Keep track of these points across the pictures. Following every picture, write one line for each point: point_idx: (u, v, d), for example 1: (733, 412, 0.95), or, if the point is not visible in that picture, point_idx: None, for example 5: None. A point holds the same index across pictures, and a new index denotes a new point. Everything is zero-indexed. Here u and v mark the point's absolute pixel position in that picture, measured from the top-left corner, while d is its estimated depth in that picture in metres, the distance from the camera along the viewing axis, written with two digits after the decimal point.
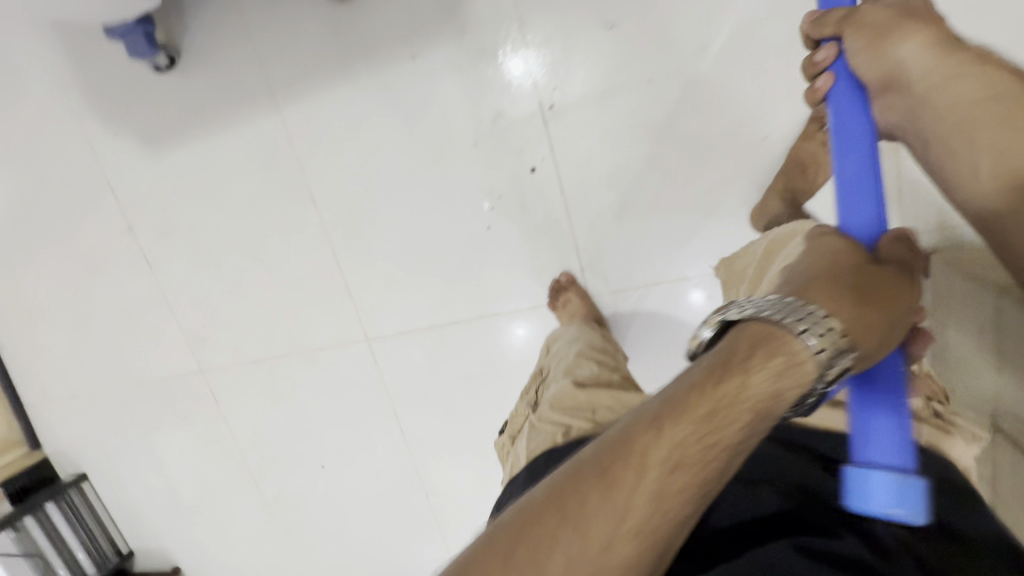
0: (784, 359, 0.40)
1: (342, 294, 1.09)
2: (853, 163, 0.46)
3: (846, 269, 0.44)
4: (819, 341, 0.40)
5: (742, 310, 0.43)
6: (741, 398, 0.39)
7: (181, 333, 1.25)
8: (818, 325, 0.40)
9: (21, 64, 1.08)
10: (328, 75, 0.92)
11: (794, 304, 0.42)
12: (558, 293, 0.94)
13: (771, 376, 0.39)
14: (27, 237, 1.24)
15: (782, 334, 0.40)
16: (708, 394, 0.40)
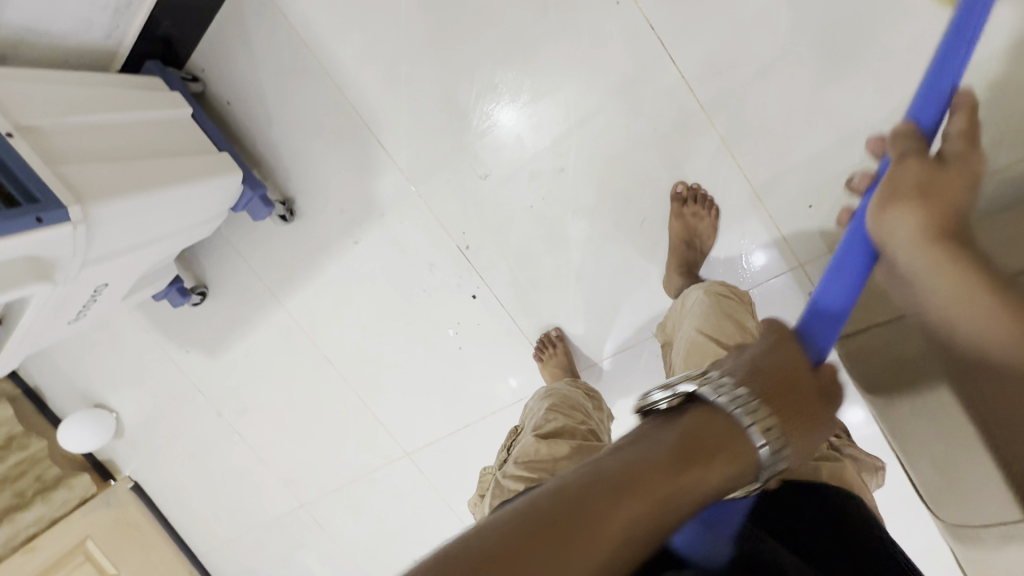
0: (731, 448, 0.43)
1: (375, 425, 1.31)
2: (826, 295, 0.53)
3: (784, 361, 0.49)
4: (763, 440, 0.44)
5: (714, 391, 0.46)
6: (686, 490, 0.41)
7: (277, 480, 1.54)
8: (771, 436, 0.44)
9: (122, 319, 1.45)
10: (305, 273, 1.17)
11: (750, 401, 0.44)
12: (543, 348, 1.02)
13: (716, 479, 0.42)
14: (155, 431, 1.62)
15: (726, 424, 0.44)
16: (669, 478, 0.40)
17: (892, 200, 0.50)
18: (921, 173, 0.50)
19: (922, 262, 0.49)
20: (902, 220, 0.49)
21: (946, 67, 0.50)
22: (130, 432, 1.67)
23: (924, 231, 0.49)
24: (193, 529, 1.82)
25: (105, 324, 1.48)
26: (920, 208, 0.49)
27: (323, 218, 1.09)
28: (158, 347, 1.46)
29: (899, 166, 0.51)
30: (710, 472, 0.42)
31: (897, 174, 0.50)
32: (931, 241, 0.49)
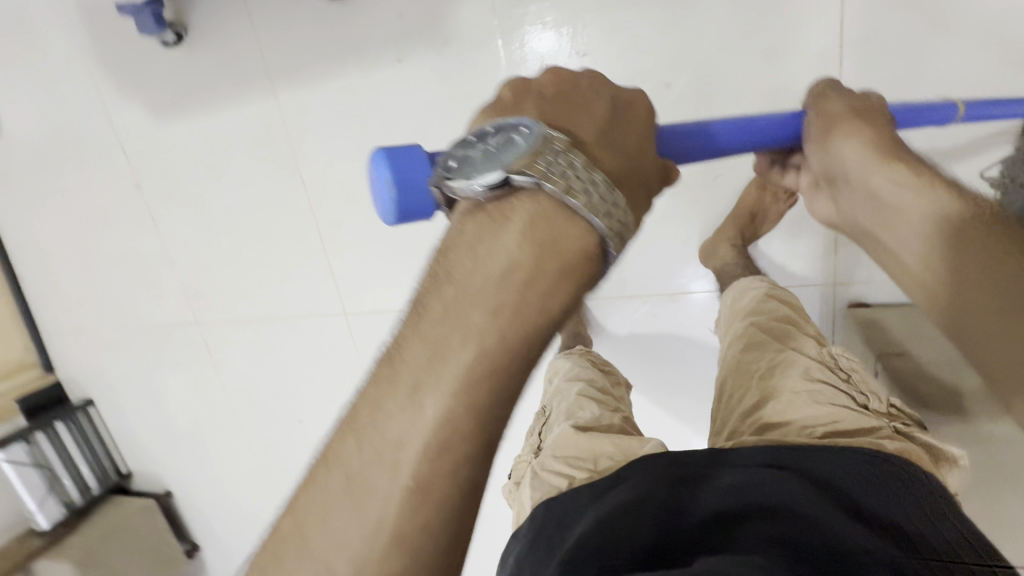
0: (549, 227, 0.46)
1: (323, 270, 1.17)
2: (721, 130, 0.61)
3: (589, 99, 0.52)
4: (581, 201, 0.46)
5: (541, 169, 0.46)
6: (531, 272, 0.45)
7: (178, 287, 1.35)
8: (594, 189, 0.46)
9: (57, 23, 1.15)
10: (321, 68, 0.98)
11: (580, 170, 0.46)
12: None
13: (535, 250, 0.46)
14: (44, 176, 1.34)
15: (552, 201, 0.46)
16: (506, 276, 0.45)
17: (841, 123, 0.62)
18: (858, 101, 0.64)
19: (882, 181, 0.60)
20: (847, 141, 0.61)
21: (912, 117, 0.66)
22: (8, 163, 1.36)
23: (868, 150, 0.60)
24: (46, 304, 1.55)
25: (31, 20, 1.17)
26: (868, 136, 0.61)
27: (375, 15, 0.91)
28: (87, 77, 1.18)
29: (834, 99, 0.64)
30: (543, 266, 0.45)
31: (830, 103, 0.63)
32: (889, 171, 0.60)
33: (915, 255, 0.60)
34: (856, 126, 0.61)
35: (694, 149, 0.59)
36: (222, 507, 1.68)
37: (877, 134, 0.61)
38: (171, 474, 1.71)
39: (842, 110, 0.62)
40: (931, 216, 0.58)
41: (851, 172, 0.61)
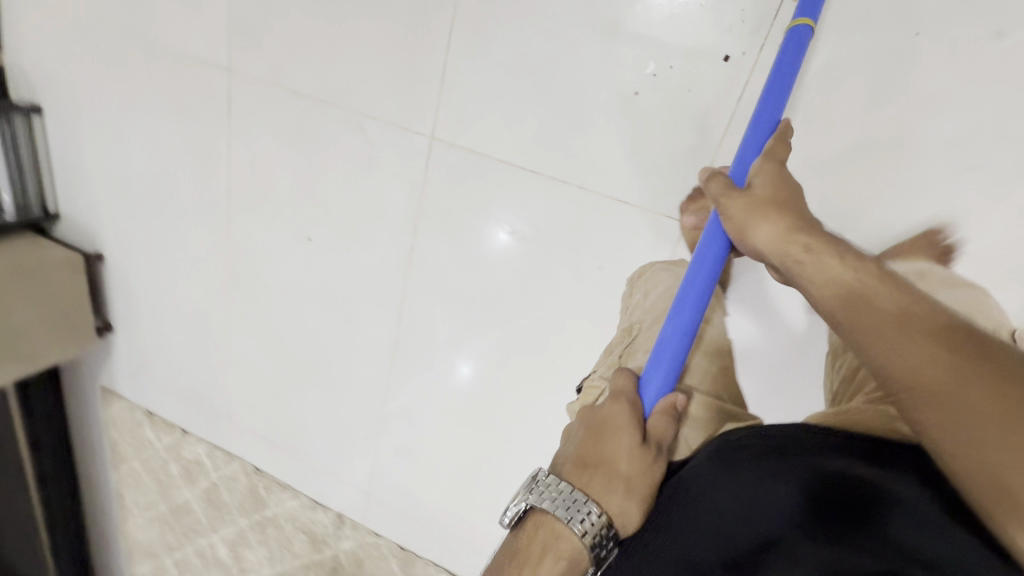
0: (554, 548, 0.64)
1: (432, 72, 0.93)
2: (669, 328, 0.69)
3: (596, 441, 0.69)
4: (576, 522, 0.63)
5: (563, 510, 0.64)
6: (534, 573, 0.64)
7: (220, 13, 1.04)
8: (587, 520, 0.63)
9: None
10: None
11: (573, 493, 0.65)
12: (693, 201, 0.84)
13: (550, 572, 0.64)
14: None
15: (546, 525, 0.65)
16: (515, 561, 0.66)
17: (747, 218, 0.64)
18: (764, 190, 0.64)
19: (795, 257, 0.60)
20: (764, 230, 0.63)
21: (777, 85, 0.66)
22: None
23: (782, 235, 0.61)
24: None
25: None
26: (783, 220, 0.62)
27: None
28: None
29: (730, 197, 0.66)
30: (525, 565, 0.65)
31: (727, 203, 0.66)
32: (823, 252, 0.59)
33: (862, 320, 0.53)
34: (763, 219, 0.63)
35: (658, 372, 0.70)
36: (167, 297, 1.44)
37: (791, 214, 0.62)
38: (116, 236, 1.42)
39: (722, 200, 0.66)
40: (845, 287, 0.56)
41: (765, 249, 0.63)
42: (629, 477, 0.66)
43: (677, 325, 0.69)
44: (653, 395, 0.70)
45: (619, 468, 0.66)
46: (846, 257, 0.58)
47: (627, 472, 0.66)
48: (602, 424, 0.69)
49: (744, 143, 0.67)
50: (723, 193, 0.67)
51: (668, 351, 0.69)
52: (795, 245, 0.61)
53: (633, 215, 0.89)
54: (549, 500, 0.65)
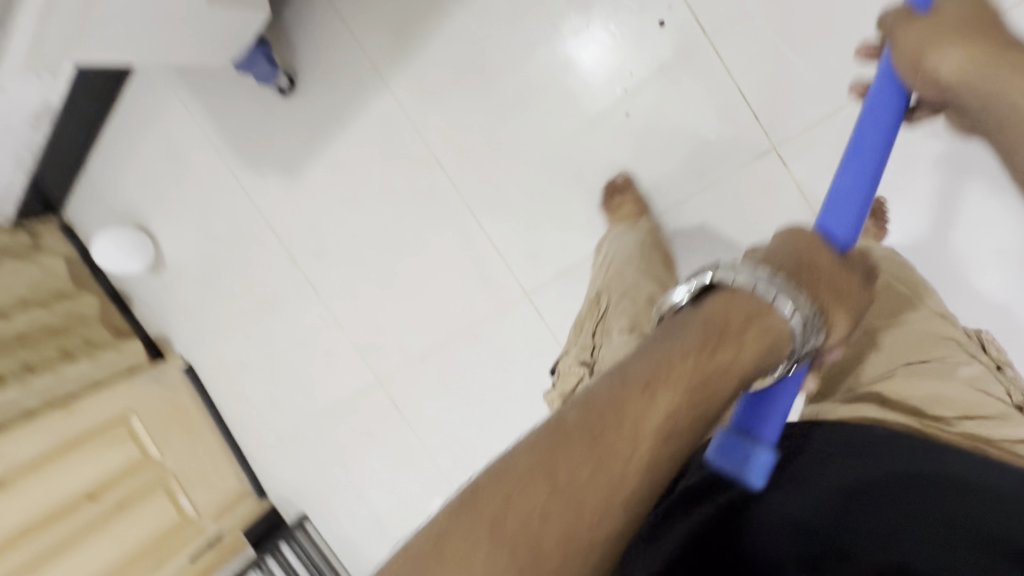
0: (753, 328, 0.46)
1: (490, 251, 1.03)
2: (851, 175, 0.53)
3: (813, 254, 0.49)
4: (793, 310, 0.45)
5: (750, 277, 0.46)
6: (736, 344, 0.45)
7: (353, 350, 1.29)
8: (806, 311, 0.45)
9: (194, 148, 1.26)
10: (426, 29, 0.93)
11: (779, 278, 0.46)
12: (611, 194, 0.88)
13: (756, 352, 0.45)
14: (223, 294, 1.44)
15: (747, 295, 0.46)
16: (706, 365, 0.43)
17: (932, 43, 0.51)
18: (960, 11, 0.53)
19: (1005, 85, 0.49)
20: (951, 54, 0.51)
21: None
22: (191, 292, 1.50)
23: (979, 56, 0.50)
24: (243, 423, 1.58)
25: (179, 159, 1.32)
26: (970, 38, 0.51)
27: None
28: (228, 174, 1.25)
29: (907, 28, 0.53)
30: (715, 351, 0.44)
31: (908, 33, 0.53)
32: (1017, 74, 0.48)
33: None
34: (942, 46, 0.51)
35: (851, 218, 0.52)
36: None
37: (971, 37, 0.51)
38: None
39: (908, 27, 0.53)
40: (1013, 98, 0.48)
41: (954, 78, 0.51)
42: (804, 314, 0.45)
43: (861, 166, 0.53)
44: (846, 237, 0.51)
45: (822, 268, 0.48)
46: None
47: (835, 277, 0.49)
48: (805, 245, 0.49)
49: None
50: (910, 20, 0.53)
51: (863, 192, 0.52)
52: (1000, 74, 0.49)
53: (724, 187, 0.84)
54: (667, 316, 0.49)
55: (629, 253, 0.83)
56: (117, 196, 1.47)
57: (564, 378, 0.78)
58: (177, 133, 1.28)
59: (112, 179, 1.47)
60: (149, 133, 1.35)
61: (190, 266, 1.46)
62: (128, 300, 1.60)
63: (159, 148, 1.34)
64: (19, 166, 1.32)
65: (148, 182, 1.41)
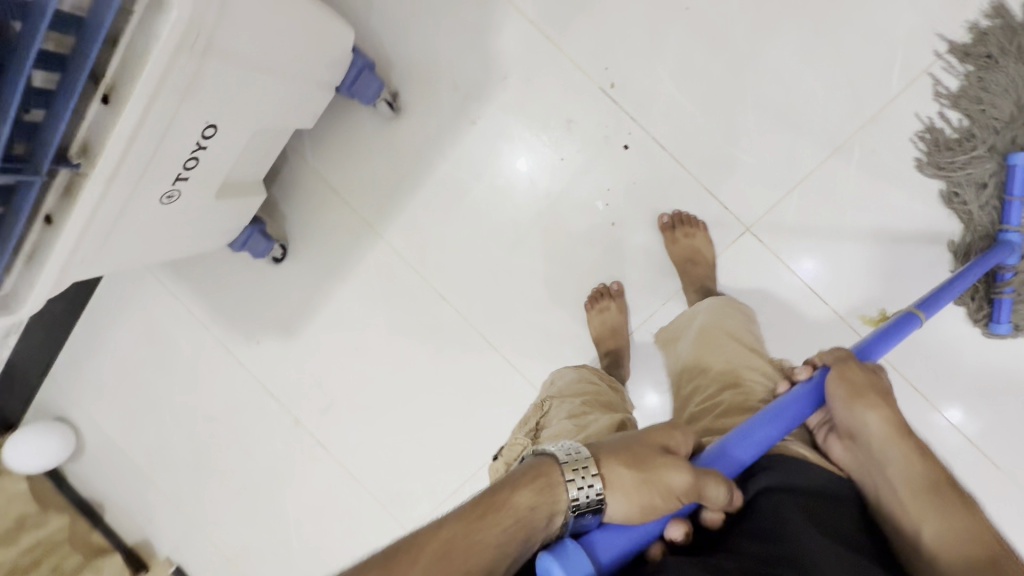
0: (545, 478, 0.48)
1: (508, 371, 1.05)
2: (761, 433, 0.57)
3: (638, 439, 0.53)
4: (576, 473, 0.48)
5: (556, 442, 0.51)
6: (516, 495, 0.47)
7: (376, 505, 1.20)
8: (588, 474, 0.48)
9: (183, 331, 1.25)
10: (413, 183, 1.02)
11: (578, 445, 0.51)
12: (597, 298, 0.95)
13: (532, 503, 0.46)
14: (217, 477, 1.33)
15: (548, 453, 0.50)
16: (482, 510, 0.45)
17: (856, 398, 0.61)
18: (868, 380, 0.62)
19: (899, 456, 0.57)
20: (872, 414, 0.60)
21: (883, 344, 0.69)
22: (178, 483, 1.37)
23: (894, 428, 0.58)
24: None
25: (163, 345, 1.28)
26: (892, 408, 0.60)
27: (433, 110, 0.98)
28: (220, 349, 1.23)
29: (848, 365, 0.63)
30: (495, 494, 0.47)
31: (850, 372, 0.63)
32: (903, 445, 0.57)
33: (897, 481, 0.56)
34: (876, 403, 0.60)
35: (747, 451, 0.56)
36: None
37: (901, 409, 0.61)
38: None
39: (840, 366, 0.64)
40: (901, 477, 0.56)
41: (876, 448, 0.58)
42: (651, 475, 0.49)
43: (767, 431, 0.57)
44: (735, 460, 0.55)
45: (647, 446, 0.52)
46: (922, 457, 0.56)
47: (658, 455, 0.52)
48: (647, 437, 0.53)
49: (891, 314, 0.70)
50: (842, 358, 0.64)
51: (764, 436, 0.57)
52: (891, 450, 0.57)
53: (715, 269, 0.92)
54: (561, 449, 0.51)
55: (579, 376, 0.87)
56: (91, 395, 1.39)
57: (507, 450, 0.76)
58: (162, 320, 1.26)
59: (83, 379, 1.39)
60: (124, 325, 1.31)
61: (177, 454, 1.36)
62: (100, 507, 1.44)
63: (138, 338, 1.30)
64: None
65: (126, 374, 1.35)
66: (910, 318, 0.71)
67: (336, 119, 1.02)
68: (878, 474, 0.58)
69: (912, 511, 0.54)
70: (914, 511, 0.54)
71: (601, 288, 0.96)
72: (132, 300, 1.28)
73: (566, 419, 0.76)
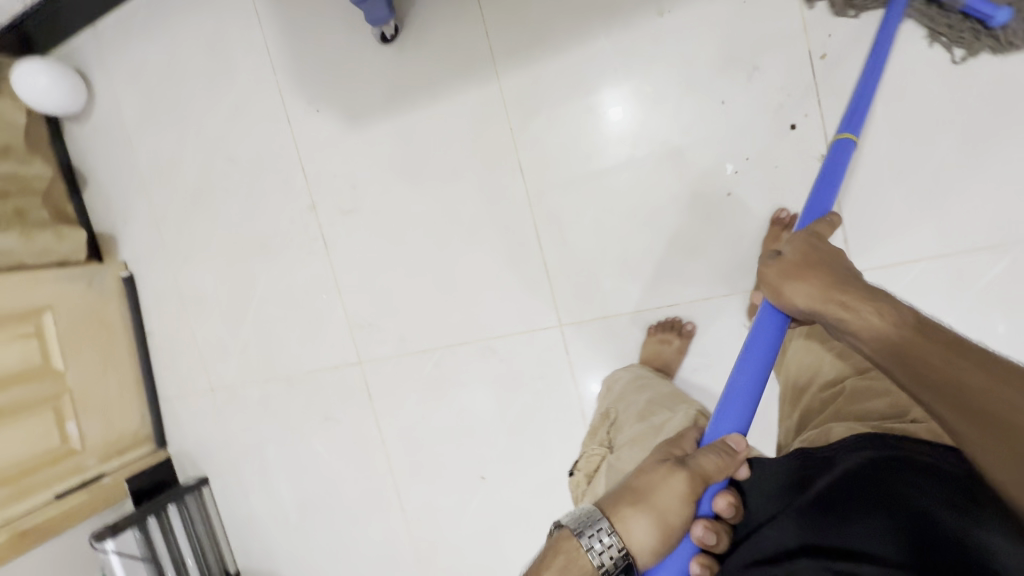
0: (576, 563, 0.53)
1: (538, 272, 1.01)
2: (741, 378, 0.61)
3: (644, 478, 0.58)
4: (605, 541, 0.54)
5: (572, 521, 0.56)
6: None
7: (344, 321, 1.18)
8: (611, 539, 0.54)
9: (245, 57, 1.15)
10: (560, 39, 0.91)
11: (594, 514, 0.56)
12: (666, 328, 0.94)
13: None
14: (208, 217, 1.28)
15: (567, 535, 0.55)
16: None
17: (786, 277, 0.58)
18: (801, 254, 0.59)
19: (840, 318, 0.52)
20: (796, 288, 0.56)
21: (828, 189, 0.68)
22: (168, 202, 1.32)
23: (820, 293, 0.54)
24: (176, 360, 1.38)
25: (219, 60, 1.18)
26: (817, 276, 0.56)
27: None
28: (275, 97, 1.14)
29: (768, 262, 0.61)
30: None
31: (765, 266, 0.60)
32: (834, 305, 0.53)
33: (921, 357, 0.45)
34: (796, 283, 0.57)
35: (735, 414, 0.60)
36: None
37: (832, 268, 0.56)
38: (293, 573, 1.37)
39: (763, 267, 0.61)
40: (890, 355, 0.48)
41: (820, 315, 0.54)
42: (661, 505, 0.56)
43: (746, 372, 0.61)
44: (734, 429, 0.60)
45: (653, 484, 0.57)
46: (885, 308, 0.50)
47: (663, 482, 0.57)
48: (643, 468, 0.60)
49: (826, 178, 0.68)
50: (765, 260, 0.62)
51: (740, 381, 0.61)
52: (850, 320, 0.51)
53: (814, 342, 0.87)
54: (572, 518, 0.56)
55: (635, 377, 0.93)
56: (124, 71, 1.30)
57: (585, 463, 0.89)
58: (230, 35, 1.16)
59: (123, 51, 1.29)
60: (189, 19, 1.20)
61: (180, 173, 1.29)
62: (83, 184, 1.39)
63: (197, 39, 1.20)
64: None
65: (167, 70, 1.25)
66: (843, 144, 0.69)
67: None
68: (894, 358, 0.47)
69: (955, 391, 0.42)
70: (949, 389, 0.43)
71: (670, 320, 0.94)
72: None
73: (637, 423, 0.85)
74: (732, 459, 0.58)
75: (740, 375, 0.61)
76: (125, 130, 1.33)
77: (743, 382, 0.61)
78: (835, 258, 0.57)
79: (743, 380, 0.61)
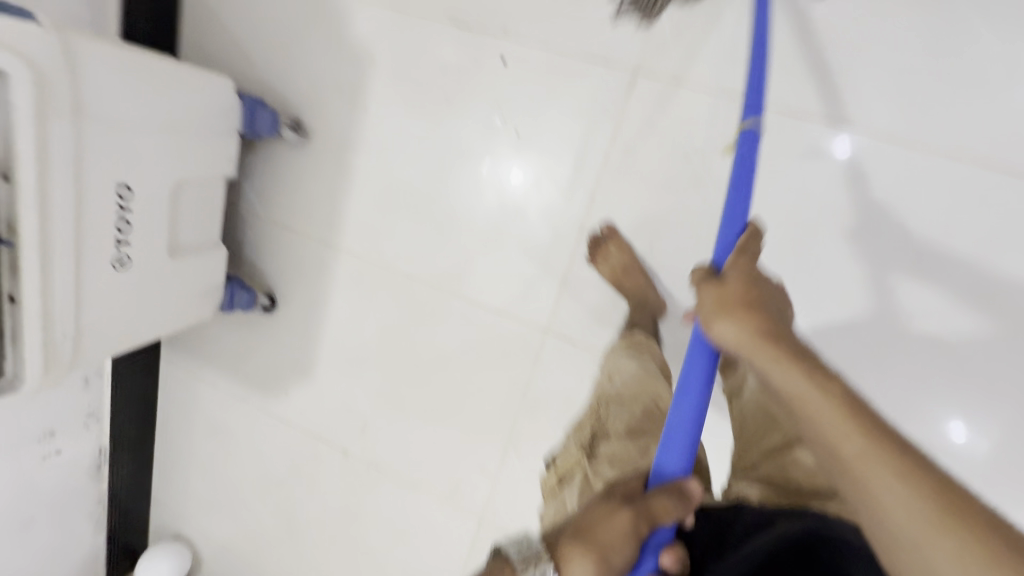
0: None
1: (493, 318, 1.05)
2: (679, 414, 0.65)
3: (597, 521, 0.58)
4: None
5: None
6: None
7: (440, 504, 1.20)
8: None
9: (227, 414, 1.37)
10: (342, 188, 1.09)
11: None
12: (598, 248, 0.94)
13: None
14: (306, 538, 1.39)
15: None
16: None
17: (718, 313, 0.60)
18: (740, 287, 0.62)
19: (765, 362, 0.55)
20: (730, 327, 0.59)
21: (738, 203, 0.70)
22: (280, 558, 1.44)
23: (751, 338, 0.57)
24: None
25: (220, 433, 1.40)
26: (749, 320, 0.58)
27: (328, 119, 1.05)
28: (264, 415, 1.32)
29: (705, 288, 0.63)
30: None
31: (704, 297, 0.63)
32: (765, 351, 0.55)
33: (828, 432, 0.48)
34: (730, 321, 0.59)
35: (676, 451, 0.64)
36: None
37: (764, 317, 0.58)
38: None
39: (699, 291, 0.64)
40: (822, 412, 0.49)
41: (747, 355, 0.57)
42: (602, 536, 0.57)
43: (686, 407, 0.65)
44: (678, 468, 0.64)
45: (600, 526, 0.58)
46: (815, 371, 0.52)
47: (611, 520, 0.58)
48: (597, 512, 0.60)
49: (730, 209, 0.71)
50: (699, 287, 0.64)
51: (682, 423, 0.65)
52: (785, 373, 0.53)
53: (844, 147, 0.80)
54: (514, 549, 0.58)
55: (636, 372, 0.89)
56: (188, 505, 1.53)
57: (565, 458, 0.90)
58: (210, 412, 1.39)
59: (177, 492, 1.54)
60: (186, 430, 1.45)
61: (268, 529, 1.44)
62: None
63: (200, 437, 1.44)
64: (96, 529, 1.41)
65: (205, 474, 1.48)
66: (748, 135, 0.73)
67: (257, 168, 1.12)
68: (804, 420, 0.51)
69: (851, 465, 0.46)
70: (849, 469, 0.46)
71: (592, 238, 0.95)
72: (183, 406, 1.42)
73: (623, 436, 0.84)
74: (683, 504, 0.60)
75: (676, 409, 0.66)
76: (220, 540, 1.52)
77: (688, 428, 0.65)
78: (763, 306, 0.60)
79: (677, 417, 0.65)
